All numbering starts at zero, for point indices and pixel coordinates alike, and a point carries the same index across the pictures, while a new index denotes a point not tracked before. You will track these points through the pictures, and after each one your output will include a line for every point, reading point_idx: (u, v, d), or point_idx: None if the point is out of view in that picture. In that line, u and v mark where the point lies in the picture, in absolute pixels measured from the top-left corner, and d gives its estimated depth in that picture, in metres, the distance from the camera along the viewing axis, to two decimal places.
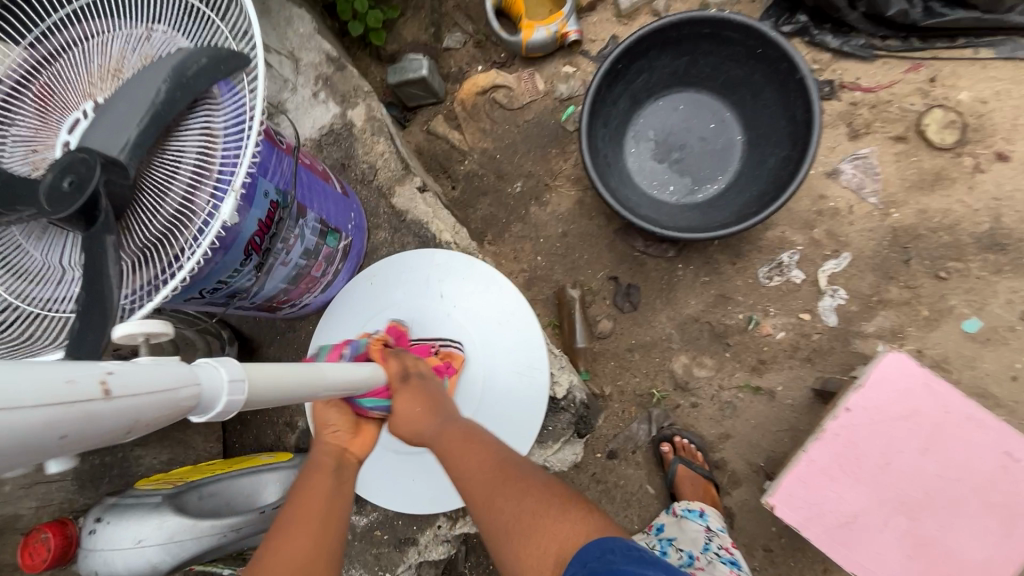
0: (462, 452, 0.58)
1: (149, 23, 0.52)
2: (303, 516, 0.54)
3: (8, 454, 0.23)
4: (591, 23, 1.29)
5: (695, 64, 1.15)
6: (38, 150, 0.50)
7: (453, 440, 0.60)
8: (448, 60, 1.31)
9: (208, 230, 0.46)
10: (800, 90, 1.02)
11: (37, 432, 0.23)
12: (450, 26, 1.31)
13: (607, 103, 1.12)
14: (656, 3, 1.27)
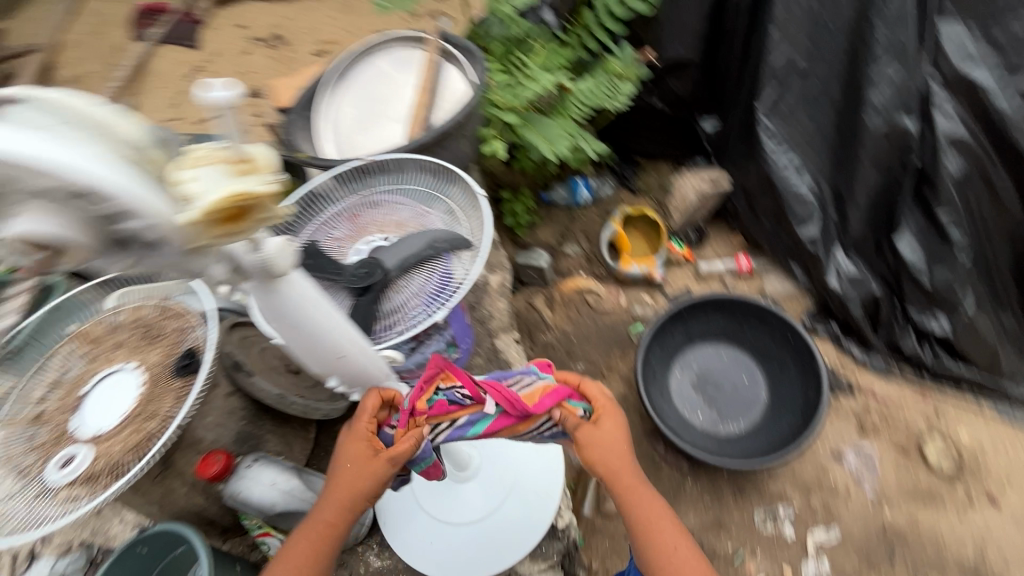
0: (622, 479, 0.74)
1: (424, 206, 0.98)
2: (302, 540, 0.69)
3: (363, 378, 0.74)
4: (674, 273, 1.76)
5: (742, 330, 1.51)
6: (343, 245, 0.94)
7: (625, 480, 0.74)
8: (563, 261, 1.80)
9: (411, 321, 0.88)
10: (815, 379, 1.35)
11: (372, 376, 0.74)
12: (572, 239, 1.84)
13: (667, 332, 1.51)
14: (726, 276, 1.73)
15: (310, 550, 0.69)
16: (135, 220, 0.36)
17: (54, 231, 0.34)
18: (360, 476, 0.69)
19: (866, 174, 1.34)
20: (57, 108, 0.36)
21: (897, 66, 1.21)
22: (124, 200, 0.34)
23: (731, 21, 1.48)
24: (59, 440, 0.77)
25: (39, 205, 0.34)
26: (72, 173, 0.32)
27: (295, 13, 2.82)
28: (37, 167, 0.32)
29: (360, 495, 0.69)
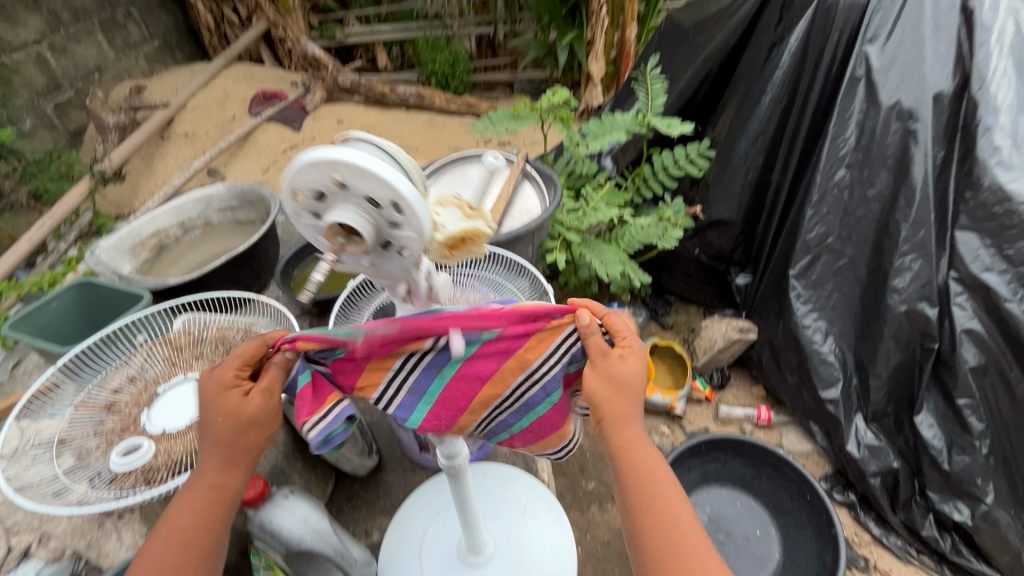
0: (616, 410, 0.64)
1: (498, 293, 1.11)
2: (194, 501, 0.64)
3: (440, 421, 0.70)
4: (695, 410, 1.81)
5: (758, 478, 1.51)
6: None
7: (617, 411, 0.64)
8: None
9: None
10: (832, 543, 1.32)
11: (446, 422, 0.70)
12: None
13: (684, 466, 1.51)
14: (745, 423, 1.76)
15: (196, 504, 0.64)
16: (406, 229, 0.45)
17: (346, 224, 0.44)
18: (236, 406, 0.62)
19: (887, 350, 1.44)
20: (376, 144, 0.47)
21: (920, 261, 1.36)
22: (414, 213, 0.43)
23: (772, 197, 1.70)
24: (125, 432, 0.82)
25: (347, 204, 0.43)
26: (391, 185, 0.41)
27: (388, 120, 3.27)
28: (370, 173, 0.42)
29: (238, 429, 0.62)
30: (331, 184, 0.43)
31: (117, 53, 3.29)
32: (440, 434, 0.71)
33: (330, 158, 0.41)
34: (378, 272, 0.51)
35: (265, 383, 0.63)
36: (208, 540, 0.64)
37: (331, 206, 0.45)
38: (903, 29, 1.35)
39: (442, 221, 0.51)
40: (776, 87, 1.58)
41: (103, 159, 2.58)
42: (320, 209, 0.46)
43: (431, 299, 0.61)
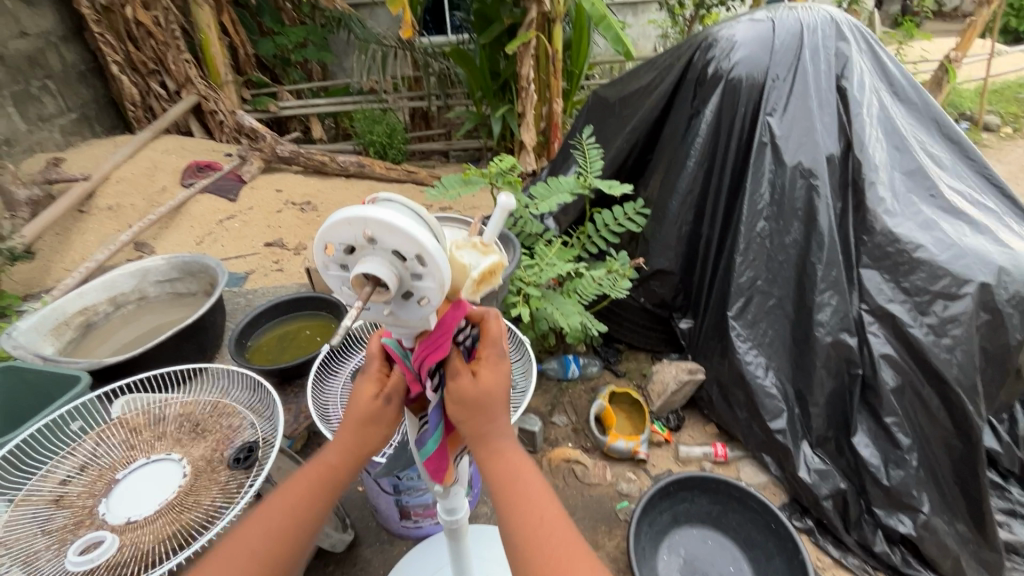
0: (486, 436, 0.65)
1: None
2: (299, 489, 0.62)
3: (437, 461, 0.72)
4: (656, 453, 1.86)
5: (725, 514, 1.57)
6: None
7: (486, 437, 0.65)
8: (552, 429, 1.90)
9: None
10: (802, 568, 1.37)
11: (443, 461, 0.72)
12: (560, 409, 1.97)
13: (655, 509, 1.54)
14: (704, 461, 1.83)
15: (304, 497, 0.62)
16: (430, 281, 0.45)
17: (373, 277, 0.44)
18: (376, 411, 0.64)
19: (821, 379, 1.59)
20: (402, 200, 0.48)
21: (836, 296, 1.56)
22: (438, 264, 0.43)
23: (704, 248, 1.88)
24: (78, 526, 0.73)
25: (374, 256, 0.43)
26: (422, 240, 0.42)
27: (328, 189, 3.28)
28: (398, 230, 0.42)
29: (372, 437, 0.65)
30: (360, 239, 0.43)
31: (30, 126, 3.16)
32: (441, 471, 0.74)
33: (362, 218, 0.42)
34: (398, 321, 0.51)
35: (396, 389, 0.66)
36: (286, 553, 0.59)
37: (359, 258, 0.45)
38: (795, 103, 1.62)
39: (464, 264, 0.58)
40: (698, 152, 1.79)
41: (10, 235, 2.36)
42: (346, 262, 0.45)
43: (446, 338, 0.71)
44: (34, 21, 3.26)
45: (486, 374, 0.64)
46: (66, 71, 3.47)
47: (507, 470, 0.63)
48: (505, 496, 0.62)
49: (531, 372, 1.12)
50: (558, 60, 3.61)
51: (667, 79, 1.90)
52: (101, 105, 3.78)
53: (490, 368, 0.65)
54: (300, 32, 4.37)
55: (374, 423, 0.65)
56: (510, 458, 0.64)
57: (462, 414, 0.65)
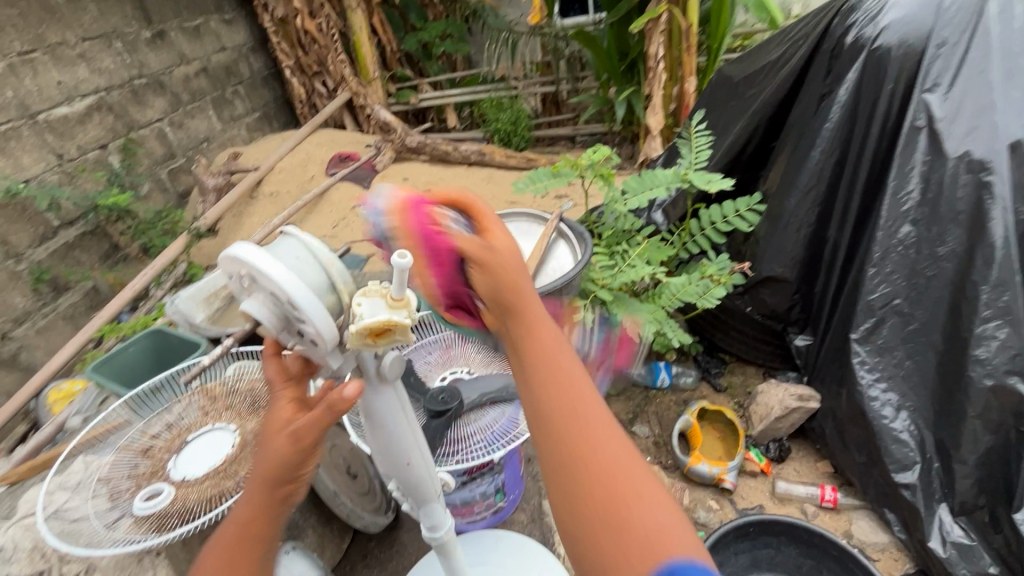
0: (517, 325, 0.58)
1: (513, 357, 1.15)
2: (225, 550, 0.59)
3: (415, 497, 0.79)
4: (748, 483, 1.65)
5: (821, 571, 1.34)
6: (437, 369, 1.14)
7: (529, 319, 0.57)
8: (631, 439, 1.79)
9: (472, 453, 0.97)
10: None
11: (421, 497, 0.79)
12: (642, 419, 1.85)
13: (731, 549, 1.37)
14: (807, 503, 1.57)
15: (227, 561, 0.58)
16: (307, 323, 0.54)
17: (249, 308, 0.55)
18: (283, 458, 0.58)
19: (974, 433, 1.25)
20: (298, 243, 0.59)
21: (1007, 328, 1.20)
22: (305, 311, 0.52)
23: (830, 254, 1.58)
24: (152, 476, 0.89)
25: (258, 296, 0.55)
26: (280, 288, 0.52)
27: (448, 177, 3.46)
28: (263, 274, 0.52)
29: (284, 480, 0.59)
30: (242, 276, 0.55)
31: (224, 125, 3.78)
32: (424, 507, 0.81)
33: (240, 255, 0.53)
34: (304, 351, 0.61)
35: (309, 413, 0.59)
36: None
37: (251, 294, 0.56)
38: (970, 74, 1.24)
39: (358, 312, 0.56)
40: (827, 139, 1.49)
41: (200, 217, 2.92)
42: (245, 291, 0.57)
43: (382, 380, 0.67)
44: (232, 36, 3.94)
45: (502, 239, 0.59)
46: (253, 77, 4.14)
47: (566, 389, 0.55)
48: (566, 423, 0.53)
49: None
50: (693, 35, 3.29)
51: (798, 53, 1.59)
52: (279, 104, 4.45)
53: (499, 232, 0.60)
54: (440, 26, 4.61)
55: (296, 461, 0.58)
56: (544, 365, 0.56)
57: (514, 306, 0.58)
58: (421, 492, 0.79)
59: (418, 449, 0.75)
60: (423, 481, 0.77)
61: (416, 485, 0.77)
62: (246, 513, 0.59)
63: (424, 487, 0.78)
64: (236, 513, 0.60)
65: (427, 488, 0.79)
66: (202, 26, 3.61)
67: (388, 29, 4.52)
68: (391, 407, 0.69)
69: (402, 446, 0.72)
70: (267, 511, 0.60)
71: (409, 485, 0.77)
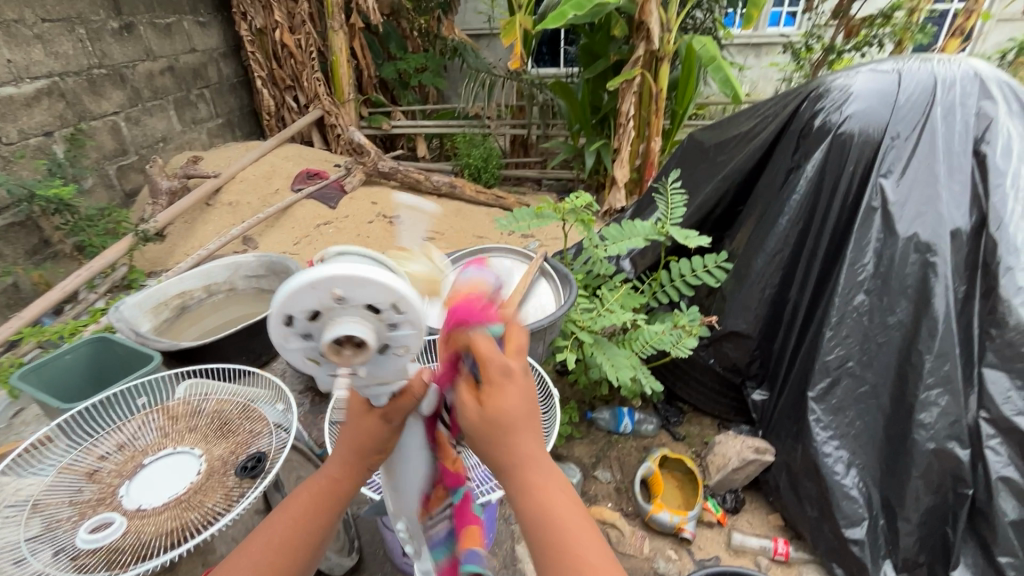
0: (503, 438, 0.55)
1: None
2: (302, 503, 0.60)
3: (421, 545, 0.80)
4: (705, 534, 1.68)
5: None
6: None
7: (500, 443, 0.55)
8: (592, 483, 1.79)
9: None
10: None
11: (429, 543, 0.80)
12: (604, 464, 1.85)
13: None
14: (760, 556, 1.60)
15: (302, 518, 0.59)
16: (406, 328, 0.49)
17: (348, 335, 0.46)
18: (377, 432, 0.60)
19: (917, 492, 1.35)
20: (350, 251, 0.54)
21: (946, 396, 1.32)
22: (416, 310, 0.47)
23: (789, 314, 1.69)
24: (99, 503, 0.79)
25: (347, 316, 0.46)
26: (393, 290, 0.45)
27: (418, 205, 3.45)
28: (376, 283, 0.44)
29: (373, 451, 0.61)
30: (331, 296, 0.45)
31: (184, 127, 3.61)
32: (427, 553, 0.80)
33: (364, 274, 0.44)
34: (361, 381, 0.54)
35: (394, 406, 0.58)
36: (316, 543, 0.60)
37: (328, 321, 0.46)
38: (917, 166, 1.41)
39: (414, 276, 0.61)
40: (793, 210, 1.61)
41: (148, 220, 2.74)
42: (312, 327, 0.47)
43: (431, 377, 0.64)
44: (204, 40, 3.83)
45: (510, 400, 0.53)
46: (221, 83, 4.02)
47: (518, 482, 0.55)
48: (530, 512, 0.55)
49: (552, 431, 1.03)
50: (661, 99, 3.52)
51: (769, 127, 1.74)
52: (244, 113, 4.32)
53: (514, 392, 0.53)
54: (420, 59, 4.70)
55: (390, 437, 0.61)
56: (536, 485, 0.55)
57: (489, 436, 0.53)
58: (428, 540, 0.79)
59: None
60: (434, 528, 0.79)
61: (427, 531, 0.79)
62: (330, 472, 0.61)
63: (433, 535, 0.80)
64: (320, 472, 0.62)
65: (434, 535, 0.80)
66: (173, 25, 3.49)
67: (368, 55, 4.56)
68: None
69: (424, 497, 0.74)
70: (351, 478, 0.61)
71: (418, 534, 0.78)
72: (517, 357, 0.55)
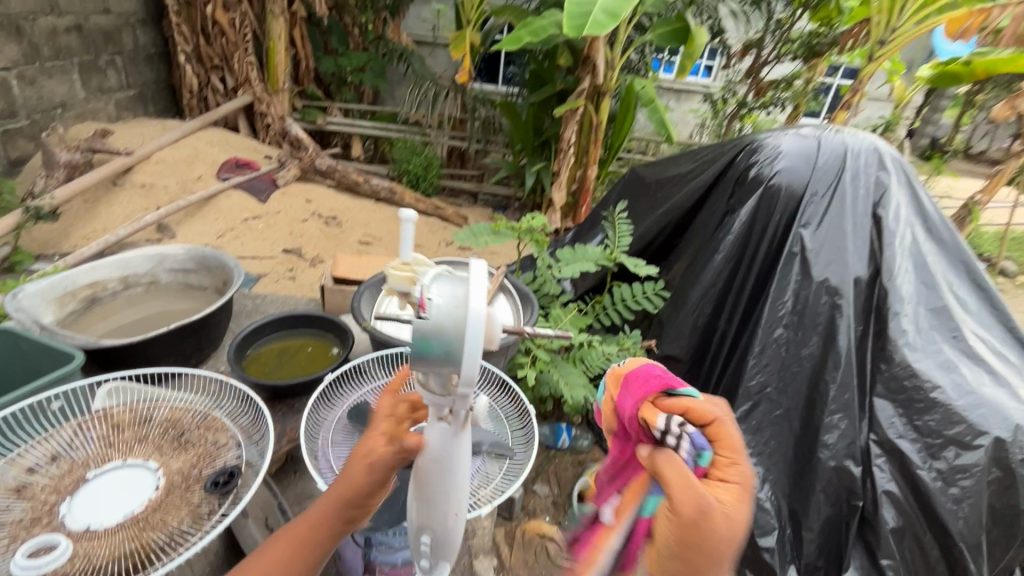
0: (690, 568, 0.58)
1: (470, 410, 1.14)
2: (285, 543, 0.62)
3: (436, 543, 0.69)
4: None
5: None
6: None
7: (698, 539, 0.57)
8: (531, 497, 1.83)
9: None
10: None
11: (444, 543, 0.69)
12: (542, 479, 1.91)
13: None
14: None
15: (285, 559, 0.61)
16: None
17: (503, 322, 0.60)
18: (362, 482, 0.61)
19: (819, 503, 1.55)
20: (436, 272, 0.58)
21: (845, 420, 1.54)
22: None
23: (717, 342, 1.86)
24: (34, 524, 0.69)
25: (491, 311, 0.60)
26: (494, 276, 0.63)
27: (356, 208, 3.34)
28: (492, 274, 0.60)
29: (355, 501, 0.62)
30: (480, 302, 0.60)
31: (88, 94, 3.21)
32: (441, 554, 0.70)
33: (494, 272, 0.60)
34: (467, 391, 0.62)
35: (384, 459, 0.60)
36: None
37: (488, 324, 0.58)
38: (830, 221, 1.64)
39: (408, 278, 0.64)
40: (726, 248, 1.79)
41: (41, 195, 2.39)
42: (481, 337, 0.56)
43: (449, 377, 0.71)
44: (120, 2, 3.45)
45: (728, 495, 0.59)
46: (136, 51, 3.63)
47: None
48: None
49: (532, 444, 1.04)
50: (601, 130, 3.71)
51: (707, 172, 1.93)
52: (160, 88, 3.93)
53: (725, 491, 0.60)
54: (362, 57, 4.56)
55: (378, 486, 0.62)
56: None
57: (707, 554, 0.57)
58: (445, 538, 0.69)
59: (461, 494, 0.67)
60: (456, 526, 0.69)
61: (446, 530, 0.68)
62: (318, 516, 0.62)
63: (452, 534, 0.69)
64: (308, 512, 0.63)
65: (453, 536, 0.69)
66: None
67: (307, 45, 4.35)
68: (461, 446, 0.65)
69: (452, 485, 0.65)
70: (336, 520, 0.62)
71: (434, 526, 0.68)
72: (733, 460, 0.63)
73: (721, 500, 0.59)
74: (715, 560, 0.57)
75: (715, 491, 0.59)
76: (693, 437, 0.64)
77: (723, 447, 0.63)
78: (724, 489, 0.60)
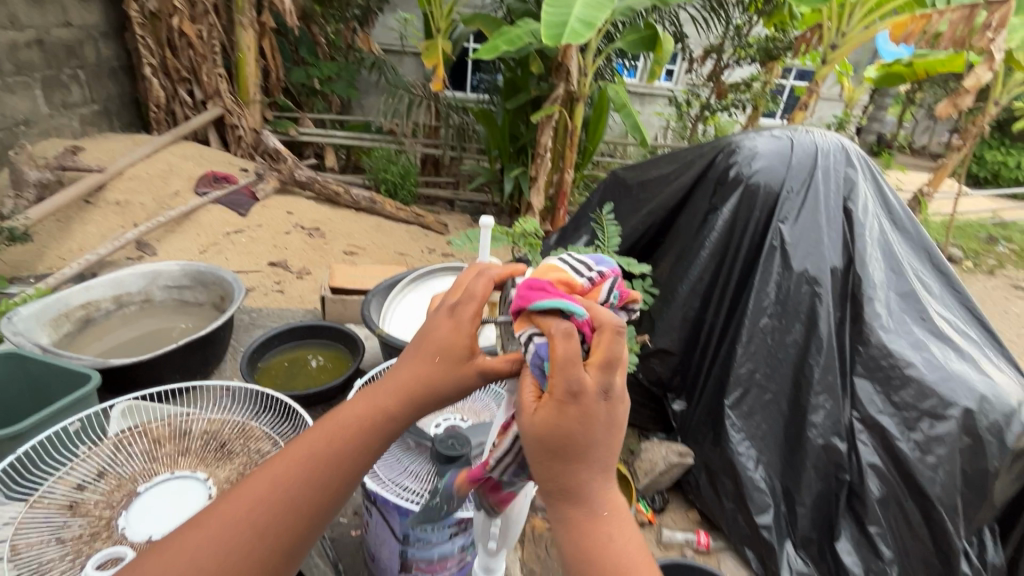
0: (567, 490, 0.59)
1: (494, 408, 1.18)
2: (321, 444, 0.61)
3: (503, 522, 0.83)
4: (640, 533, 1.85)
5: None
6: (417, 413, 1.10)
7: (558, 466, 0.57)
8: None
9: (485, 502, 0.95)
10: None
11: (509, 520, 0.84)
12: None
13: None
14: (685, 548, 1.81)
15: (322, 458, 0.60)
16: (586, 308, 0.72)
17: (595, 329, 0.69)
18: (412, 383, 0.62)
19: (810, 479, 1.66)
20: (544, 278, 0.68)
21: (830, 400, 1.65)
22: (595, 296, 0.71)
23: (706, 334, 1.96)
24: (94, 539, 0.78)
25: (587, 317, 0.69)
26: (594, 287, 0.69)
27: (337, 219, 3.33)
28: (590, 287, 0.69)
29: (403, 409, 0.62)
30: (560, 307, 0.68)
31: (52, 111, 3.11)
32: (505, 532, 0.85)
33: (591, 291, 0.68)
34: None
35: (435, 362, 0.61)
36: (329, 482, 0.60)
37: None
38: (806, 215, 1.75)
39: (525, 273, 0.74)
40: (711, 245, 1.89)
41: (13, 216, 2.31)
42: None
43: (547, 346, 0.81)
44: (81, 14, 3.34)
45: (561, 410, 0.55)
46: (99, 65, 3.52)
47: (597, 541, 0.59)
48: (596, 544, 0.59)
49: None
50: (576, 134, 3.79)
51: (688, 173, 2.03)
52: (124, 101, 3.82)
53: (568, 407, 0.54)
54: (333, 67, 4.52)
55: (423, 386, 0.61)
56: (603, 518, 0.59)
57: (544, 454, 0.57)
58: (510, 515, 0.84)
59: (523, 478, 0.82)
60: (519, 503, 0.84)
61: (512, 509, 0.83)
62: (363, 409, 0.61)
63: (514, 511, 0.84)
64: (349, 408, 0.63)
65: (515, 512, 0.84)
66: None
67: (277, 56, 4.29)
68: None
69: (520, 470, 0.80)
70: (377, 426, 0.61)
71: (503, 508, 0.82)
72: (578, 371, 0.54)
73: (570, 417, 0.55)
74: (584, 470, 0.57)
75: (541, 409, 0.56)
76: (537, 352, 0.58)
77: (566, 358, 0.54)
78: (552, 396, 0.55)
